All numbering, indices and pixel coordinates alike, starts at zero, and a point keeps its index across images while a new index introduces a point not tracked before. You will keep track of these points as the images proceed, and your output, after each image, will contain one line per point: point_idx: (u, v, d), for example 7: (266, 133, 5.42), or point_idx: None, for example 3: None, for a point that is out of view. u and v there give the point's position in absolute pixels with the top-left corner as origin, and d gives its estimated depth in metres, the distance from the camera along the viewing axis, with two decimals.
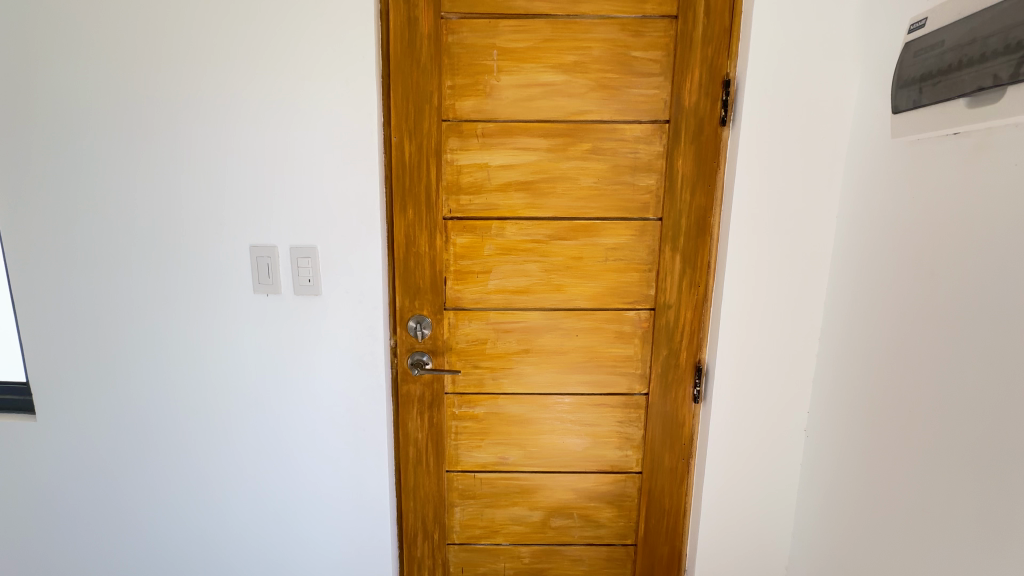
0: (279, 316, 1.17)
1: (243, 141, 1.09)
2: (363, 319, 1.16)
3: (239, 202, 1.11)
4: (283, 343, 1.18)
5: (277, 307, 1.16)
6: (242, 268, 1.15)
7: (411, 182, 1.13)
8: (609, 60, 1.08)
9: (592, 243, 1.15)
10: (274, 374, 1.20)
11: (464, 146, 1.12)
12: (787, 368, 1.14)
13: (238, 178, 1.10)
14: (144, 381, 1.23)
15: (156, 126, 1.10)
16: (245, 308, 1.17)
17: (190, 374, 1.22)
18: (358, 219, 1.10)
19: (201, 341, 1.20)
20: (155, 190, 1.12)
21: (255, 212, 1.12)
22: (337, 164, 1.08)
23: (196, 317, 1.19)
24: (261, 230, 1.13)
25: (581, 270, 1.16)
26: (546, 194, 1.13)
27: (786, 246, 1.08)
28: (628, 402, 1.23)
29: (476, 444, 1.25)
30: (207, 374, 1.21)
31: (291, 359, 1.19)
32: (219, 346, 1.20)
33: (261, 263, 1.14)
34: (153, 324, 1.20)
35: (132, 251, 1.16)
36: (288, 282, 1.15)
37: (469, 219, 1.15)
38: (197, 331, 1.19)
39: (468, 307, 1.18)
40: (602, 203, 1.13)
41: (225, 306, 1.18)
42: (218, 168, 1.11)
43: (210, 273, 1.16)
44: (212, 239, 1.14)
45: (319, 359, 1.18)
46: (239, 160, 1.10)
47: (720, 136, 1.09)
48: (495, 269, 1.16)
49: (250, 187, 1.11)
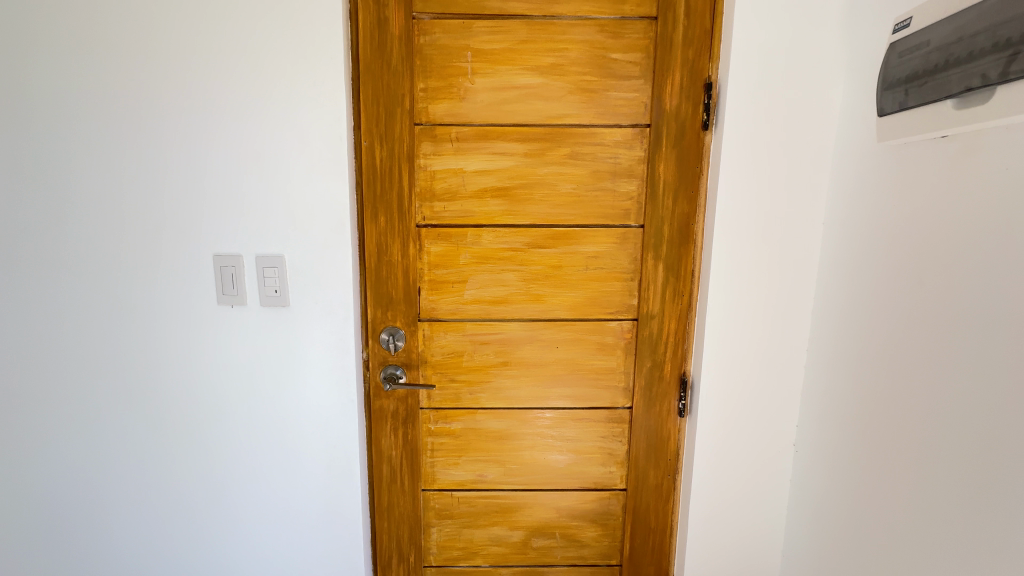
0: (244, 328, 1.11)
1: (208, 147, 1.04)
2: (334, 331, 1.10)
3: (202, 209, 1.06)
4: (249, 355, 1.13)
5: (243, 318, 1.11)
6: (204, 278, 1.10)
7: (383, 189, 1.08)
8: (588, 62, 1.04)
9: (573, 251, 1.11)
10: (240, 388, 1.14)
11: (438, 151, 1.07)
12: (775, 379, 1.10)
13: (202, 184, 1.05)
14: (103, 400, 1.16)
15: (111, 129, 1.05)
16: (209, 319, 1.12)
17: (153, 392, 1.15)
18: (328, 227, 1.05)
19: (160, 355, 1.14)
20: (111, 196, 1.07)
21: (221, 220, 1.07)
22: (304, 169, 1.04)
23: (160, 332, 1.13)
24: (226, 239, 1.07)
25: (561, 281, 1.12)
26: (524, 200, 1.09)
27: (770, 253, 1.05)
28: (611, 416, 1.18)
29: (453, 462, 1.20)
30: (171, 392, 1.15)
31: (258, 373, 1.13)
32: (183, 361, 1.14)
33: (225, 274, 1.09)
34: (108, 337, 1.13)
35: (86, 261, 1.10)
36: (253, 292, 1.10)
37: (444, 226, 1.10)
38: (157, 344, 1.13)
39: (443, 318, 1.14)
40: (582, 210, 1.09)
41: (188, 319, 1.12)
42: (180, 174, 1.05)
43: (170, 282, 1.10)
44: (175, 249, 1.09)
45: (287, 374, 1.13)
46: (204, 166, 1.05)
47: (702, 140, 1.05)
48: (471, 279, 1.12)
49: (214, 193, 1.06)
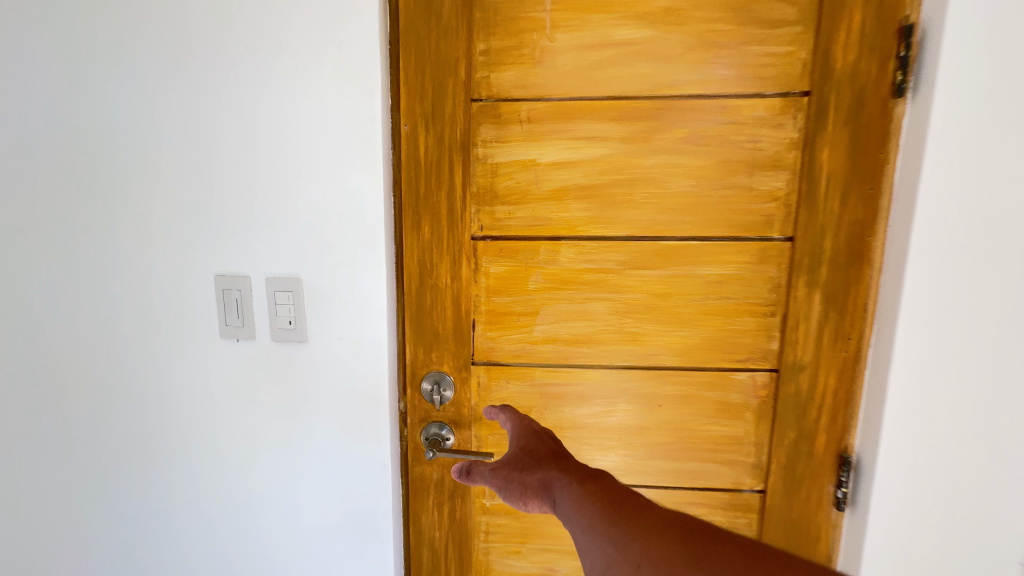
0: (252, 368, 0.87)
1: (207, 135, 0.80)
2: (364, 375, 0.84)
3: (200, 216, 0.82)
4: (258, 403, 0.88)
5: (250, 357, 0.87)
6: (203, 305, 0.86)
7: (428, 189, 0.80)
8: (718, 4, 0.72)
9: (688, 273, 0.79)
10: (245, 445, 0.89)
11: (501, 136, 0.78)
12: (1002, 469, 0.72)
13: (201, 185, 0.81)
14: (84, 455, 0.94)
15: (88, 115, 0.82)
16: (210, 357, 0.88)
17: (143, 447, 0.92)
18: (357, 240, 0.79)
19: (149, 399, 0.90)
20: (88, 200, 0.84)
21: (225, 231, 0.82)
22: (326, 163, 0.78)
23: (152, 372, 0.89)
24: (230, 256, 0.83)
25: (668, 316, 0.81)
26: (619, 204, 0.78)
27: (1001, 279, 0.69)
28: (734, 502, 0.85)
29: (513, 549, 0.91)
30: (165, 447, 0.92)
31: (271, 427, 0.88)
32: (181, 409, 0.90)
33: (230, 300, 0.84)
34: (89, 377, 0.91)
35: (60, 282, 0.88)
36: (264, 324, 0.85)
37: (508, 239, 0.81)
38: (145, 386, 0.90)
39: (504, 362, 0.85)
40: (701, 216, 0.77)
41: (186, 356, 0.88)
42: (172, 173, 0.82)
43: (160, 309, 0.87)
44: (169, 267, 0.85)
45: (305, 428, 0.87)
46: (202, 161, 0.81)
47: (891, 112, 0.71)
48: (544, 310, 0.82)
49: (217, 195, 0.81)
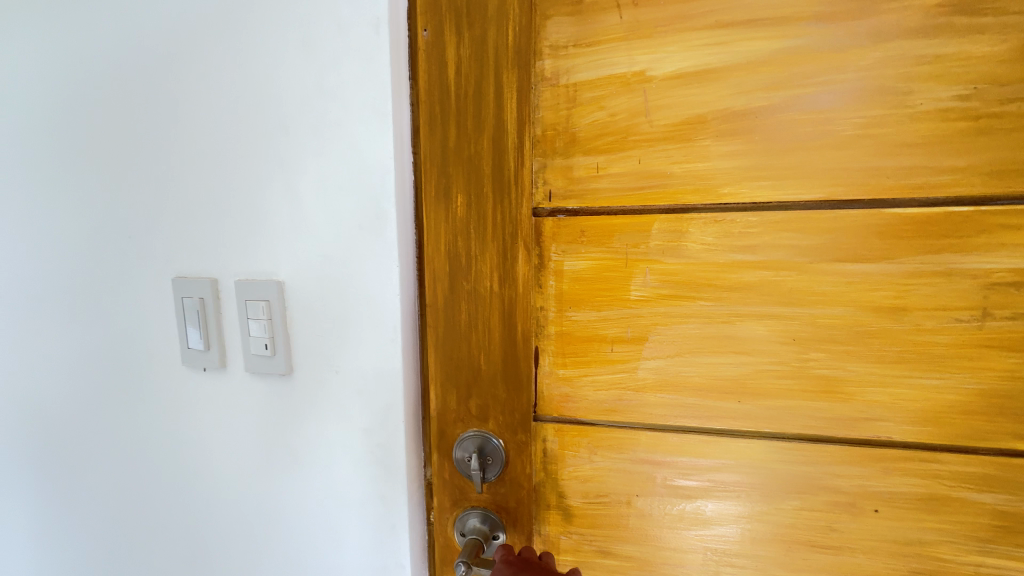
0: (220, 416, 0.59)
1: (153, 70, 0.55)
2: (376, 433, 0.53)
3: (148, 192, 0.57)
4: (231, 467, 0.60)
5: (215, 399, 0.58)
6: (154, 322, 0.60)
7: (465, 132, 0.48)
8: None
9: (945, 268, 0.42)
10: (219, 525, 0.62)
11: (585, 35, 0.45)
12: None
13: (152, 148, 0.56)
14: (34, 517, 0.72)
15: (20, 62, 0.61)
16: (167, 397, 0.61)
17: (97, 510, 0.68)
18: (358, 218, 0.50)
19: (99, 450, 0.66)
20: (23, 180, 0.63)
21: (180, 215, 0.56)
22: (313, 97, 0.49)
23: (99, 412, 0.65)
24: (187, 251, 0.56)
25: (900, 348, 0.43)
26: (805, 142, 0.43)
27: None
28: None
29: None
30: (121, 517, 0.66)
31: (247, 502, 0.60)
32: (137, 468, 0.64)
33: (184, 315, 0.57)
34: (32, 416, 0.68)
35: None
36: (233, 351, 0.56)
37: (595, 214, 0.48)
38: (94, 432, 0.66)
39: (588, 419, 0.51)
40: (980, 156, 0.40)
41: (140, 395, 0.62)
42: (118, 134, 0.57)
43: (104, 328, 0.62)
44: (116, 269, 0.60)
45: (288, 509, 0.58)
46: (152, 112, 0.55)
47: None
48: (657, 335, 0.48)
49: (172, 162, 0.55)
